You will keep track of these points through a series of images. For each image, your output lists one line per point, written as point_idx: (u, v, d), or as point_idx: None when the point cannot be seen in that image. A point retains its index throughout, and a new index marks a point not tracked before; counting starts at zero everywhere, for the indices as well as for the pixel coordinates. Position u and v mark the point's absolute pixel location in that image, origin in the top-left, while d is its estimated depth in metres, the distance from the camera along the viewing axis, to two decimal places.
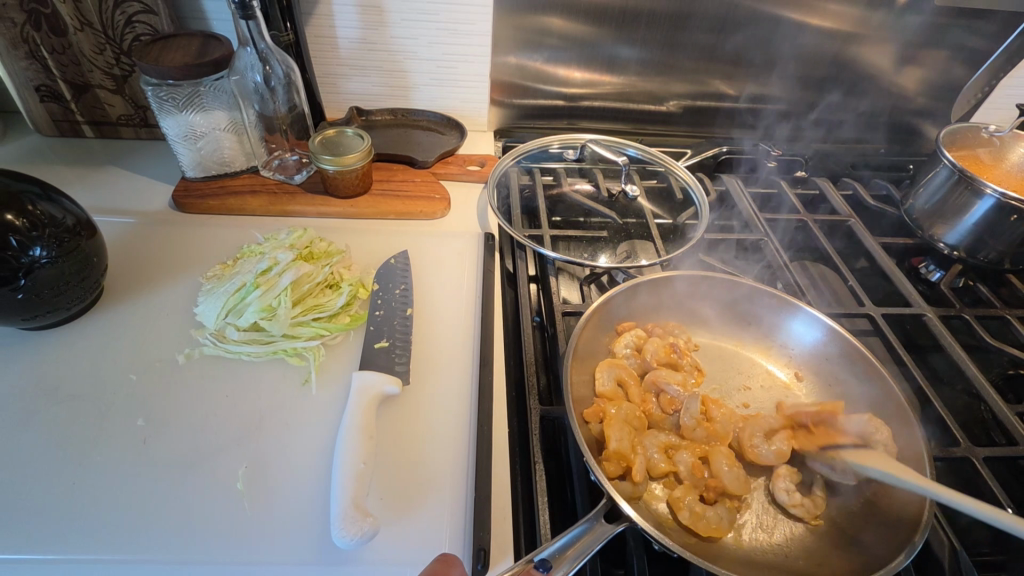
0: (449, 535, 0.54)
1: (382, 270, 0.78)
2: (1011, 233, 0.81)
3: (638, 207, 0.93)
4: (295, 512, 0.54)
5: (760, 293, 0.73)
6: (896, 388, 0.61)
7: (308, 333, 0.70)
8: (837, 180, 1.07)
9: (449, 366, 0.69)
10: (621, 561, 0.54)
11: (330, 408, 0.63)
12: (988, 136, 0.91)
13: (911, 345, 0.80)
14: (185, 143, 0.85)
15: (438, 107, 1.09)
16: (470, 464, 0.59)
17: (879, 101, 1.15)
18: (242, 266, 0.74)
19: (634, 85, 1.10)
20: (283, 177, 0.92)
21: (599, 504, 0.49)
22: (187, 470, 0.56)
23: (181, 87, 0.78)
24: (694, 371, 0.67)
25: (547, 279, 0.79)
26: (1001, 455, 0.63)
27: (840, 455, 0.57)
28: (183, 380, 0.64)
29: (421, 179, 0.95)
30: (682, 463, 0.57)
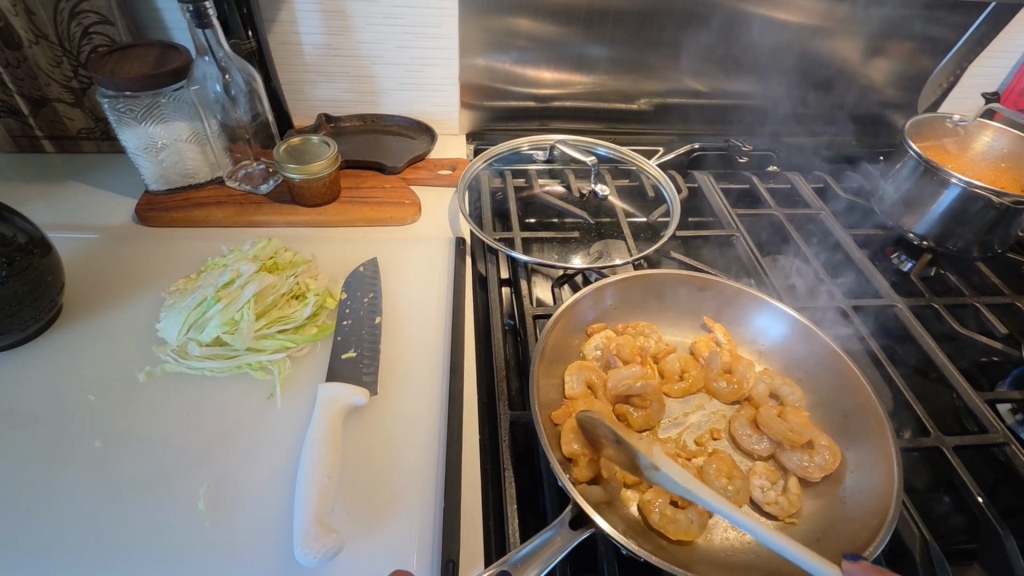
0: (418, 547, 0.53)
1: (350, 278, 0.77)
2: (978, 222, 0.82)
3: (609, 206, 0.92)
4: (258, 530, 0.53)
5: (728, 290, 0.73)
6: (864, 380, 0.60)
7: (273, 346, 0.68)
8: (808, 174, 1.07)
9: (418, 374, 0.68)
10: (591, 565, 0.53)
11: (296, 422, 0.62)
12: (953, 126, 0.90)
13: (884, 336, 0.80)
14: (145, 155, 0.84)
15: (407, 111, 1.08)
16: (440, 474, 0.58)
17: (848, 93, 1.16)
18: (204, 278, 0.72)
19: (604, 84, 1.10)
20: (249, 187, 0.90)
21: (565, 509, 0.48)
22: (146, 491, 0.55)
23: (139, 99, 0.77)
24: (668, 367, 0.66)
25: (518, 282, 0.78)
26: (971, 444, 0.63)
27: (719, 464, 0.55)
28: (144, 398, 0.63)
29: (391, 184, 0.94)
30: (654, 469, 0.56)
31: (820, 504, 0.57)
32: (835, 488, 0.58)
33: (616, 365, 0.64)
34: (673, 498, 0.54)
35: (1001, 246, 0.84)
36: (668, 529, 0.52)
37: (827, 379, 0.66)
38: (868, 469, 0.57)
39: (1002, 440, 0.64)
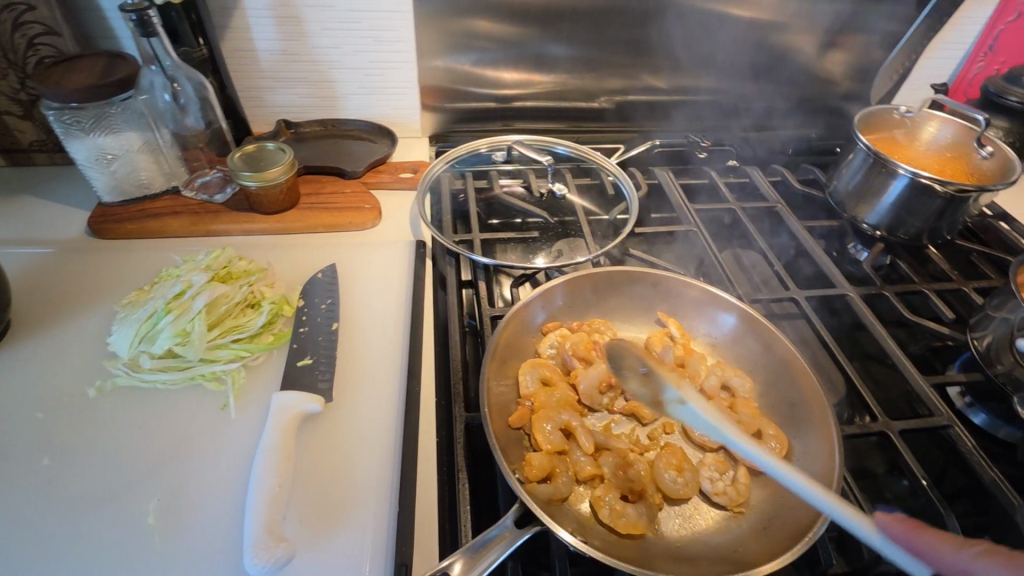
0: (371, 552, 0.53)
1: (308, 285, 0.77)
2: (926, 210, 0.83)
3: (569, 205, 0.93)
4: (208, 542, 0.52)
5: (681, 285, 0.74)
6: (810, 371, 0.62)
7: (228, 356, 0.68)
8: (767, 168, 1.09)
9: (374, 380, 0.68)
10: (544, 562, 0.54)
11: (250, 432, 0.61)
12: (901, 118, 0.92)
13: (838, 325, 0.82)
14: (97, 166, 0.82)
15: (368, 115, 1.07)
16: (395, 478, 0.58)
17: (805, 87, 1.18)
18: (156, 290, 0.72)
19: (565, 83, 1.10)
20: (205, 196, 0.89)
21: (512, 508, 0.48)
22: (94, 508, 0.54)
23: (86, 110, 0.76)
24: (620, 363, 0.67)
25: (478, 284, 0.78)
26: (916, 428, 0.64)
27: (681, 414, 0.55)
28: (95, 414, 0.62)
29: (351, 189, 0.93)
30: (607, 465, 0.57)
31: (767, 492, 0.58)
32: (782, 475, 0.59)
33: (570, 364, 0.65)
34: (624, 492, 0.55)
35: (948, 233, 0.86)
36: (618, 523, 0.52)
37: (775, 369, 0.67)
38: (812, 456, 0.58)
39: (946, 423, 0.65)
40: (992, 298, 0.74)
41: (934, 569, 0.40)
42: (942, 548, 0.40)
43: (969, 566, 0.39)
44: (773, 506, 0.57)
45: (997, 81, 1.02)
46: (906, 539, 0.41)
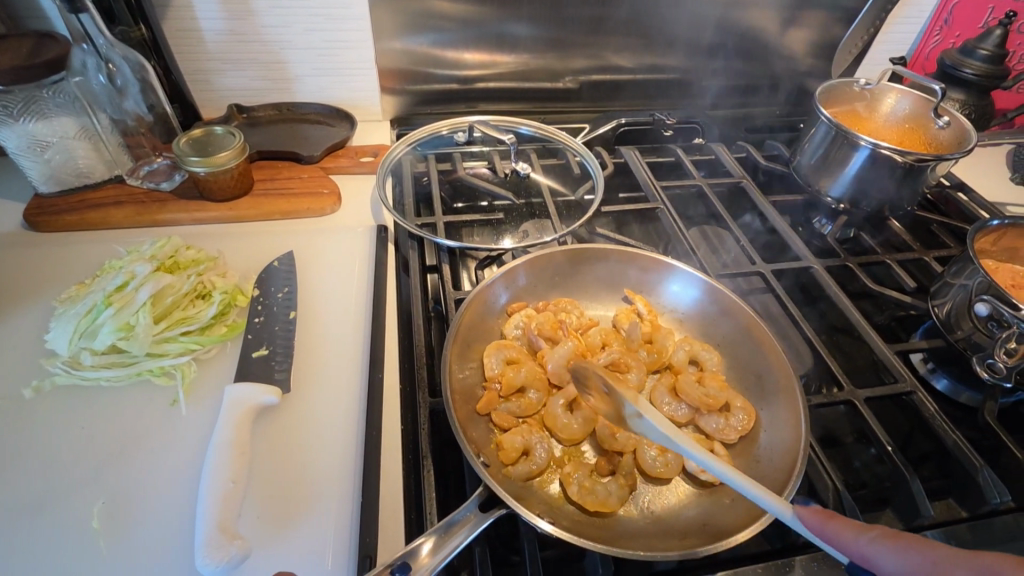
0: (333, 544, 0.51)
1: (263, 273, 0.74)
2: (888, 181, 0.84)
3: (534, 184, 0.91)
4: (159, 543, 0.50)
5: (647, 262, 0.73)
6: (777, 342, 0.62)
7: (176, 349, 0.65)
8: (732, 144, 1.08)
9: (333, 368, 0.65)
10: (515, 546, 0.53)
11: (202, 428, 0.58)
12: (859, 91, 0.92)
13: (804, 298, 0.82)
14: (29, 155, 0.77)
15: (325, 98, 1.03)
16: (357, 468, 0.56)
17: (767, 65, 1.18)
18: (97, 283, 0.68)
19: (528, 64, 1.08)
20: (152, 184, 0.84)
21: (477, 491, 0.47)
22: (32, 514, 0.51)
23: (13, 93, 0.70)
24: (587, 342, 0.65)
25: (442, 268, 0.76)
26: (880, 395, 0.65)
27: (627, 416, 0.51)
28: (30, 415, 0.58)
29: (308, 174, 0.90)
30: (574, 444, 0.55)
31: (737, 466, 0.58)
32: (750, 447, 0.59)
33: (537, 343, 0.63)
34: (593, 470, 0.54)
35: (910, 204, 0.87)
36: (587, 502, 0.51)
37: (740, 342, 0.67)
38: (779, 425, 0.58)
39: (909, 389, 0.66)
40: (950, 266, 0.74)
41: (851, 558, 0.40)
42: (849, 537, 0.40)
43: (870, 555, 0.38)
44: (742, 477, 0.56)
45: (952, 54, 1.03)
46: (821, 528, 0.41)
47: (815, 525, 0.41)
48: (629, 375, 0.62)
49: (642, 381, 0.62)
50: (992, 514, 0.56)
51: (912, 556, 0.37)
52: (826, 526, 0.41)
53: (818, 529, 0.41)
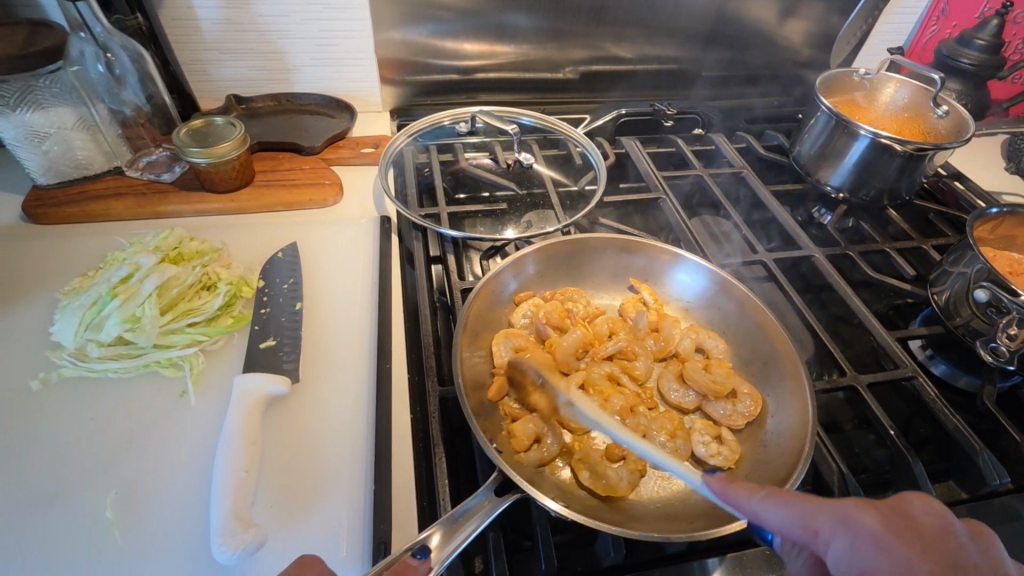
0: (347, 532, 0.51)
1: (268, 264, 0.74)
2: (887, 170, 0.85)
3: (536, 175, 0.91)
4: (173, 533, 0.50)
5: (652, 252, 0.74)
6: (782, 328, 0.63)
7: (183, 341, 0.64)
8: (731, 134, 1.09)
9: (342, 359, 0.65)
10: (527, 531, 0.54)
11: (212, 419, 0.58)
12: (860, 80, 0.94)
13: (805, 286, 0.83)
14: (27, 146, 0.76)
15: (324, 89, 1.03)
16: (368, 456, 0.57)
17: (765, 55, 1.18)
18: (101, 275, 0.67)
19: (527, 54, 1.08)
20: (152, 176, 0.84)
21: (491, 477, 0.48)
22: (43, 506, 0.51)
23: (9, 82, 0.70)
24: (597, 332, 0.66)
25: (447, 258, 0.76)
26: (882, 380, 0.66)
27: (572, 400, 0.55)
28: (38, 408, 0.58)
29: (309, 165, 0.89)
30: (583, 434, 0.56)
31: (745, 450, 0.58)
32: (758, 431, 0.60)
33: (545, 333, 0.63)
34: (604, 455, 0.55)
35: (907, 194, 0.88)
36: (598, 486, 0.52)
37: (746, 330, 0.68)
38: (786, 410, 0.59)
39: (910, 374, 0.67)
40: (949, 254, 0.76)
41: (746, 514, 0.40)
42: (741, 496, 0.40)
43: (760, 512, 0.39)
44: (749, 460, 0.57)
45: (949, 44, 1.04)
46: (723, 492, 0.41)
47: (717, 490, 0.41)
48: (638, 362, 0.63)
49: (650, 368, 0.63)
50: (993, 495, 0.57)
51: (792, 509, 0.37)
52: (725, 490, 0.41)
53: (720, 493, 0.41)
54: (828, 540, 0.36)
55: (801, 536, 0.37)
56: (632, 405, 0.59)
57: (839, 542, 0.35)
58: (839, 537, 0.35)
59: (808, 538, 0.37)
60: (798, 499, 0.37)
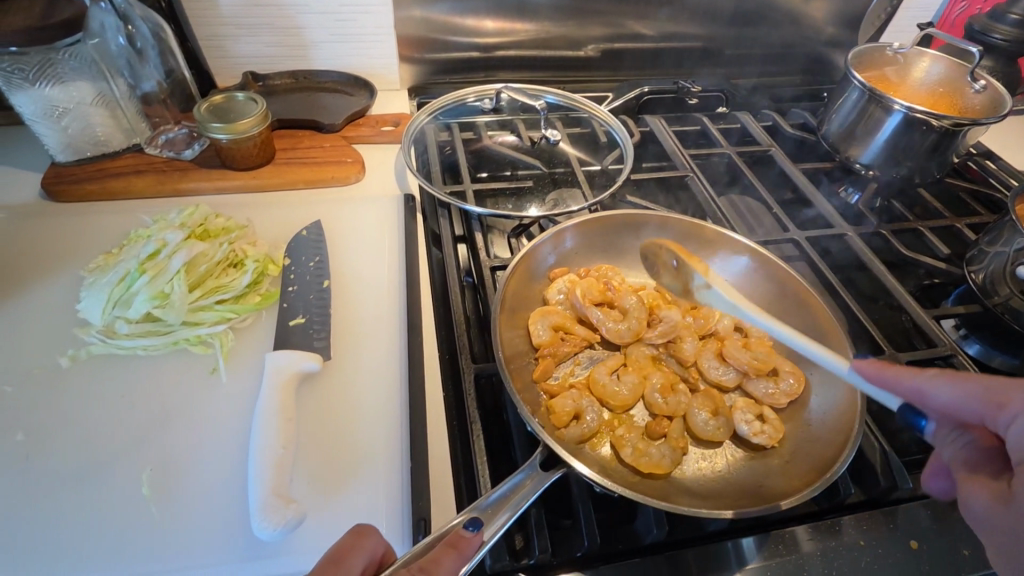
0: (386, 510, 0.50)
1: (293, 242, 0.72)
2: (920, 147, 0.83)
3: (562, 153, 0.89)
4: (211, 510, 0.49)
5: (687, 229, 0.73)
6: (826, 307, 0.62)
7: (212, 318, 0.63)
8: (757, 113, 1.07)
9: (373, 337, 0.64)
10: (566, 509, 0.53)
11: (245, 397, 0.58)
12: (892, 54, 0.92)
13: (836, 266, 0.81)
14: (47, 122, 0.75)
15: (341, 66, 1.00)
16: (404, 434, 0.56)
17: (791, 33, 1.15)
18: (126, 252, 0.66)
19: (548, 31, 1.05)
20: (172, 153, 0.82)
21: (535, 453, 0.47)
22: (79, 482, 0.50)
23: (28, 55, 0.68)
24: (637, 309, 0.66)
25: (474, 236, 0.75)
26: (921, 359, 0.65)
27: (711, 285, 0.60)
28: (69, 385, 0.57)
29: (330, 143, 0.88)
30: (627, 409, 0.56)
31: (787, 429, 0.58)
32: (800, 411, 0.59)
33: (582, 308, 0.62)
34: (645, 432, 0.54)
35: (939, 171, 0.86)
36: (641, 464, 0.51)
37: (786, 308, 0.67)
38: (831, 389, 0.58)
39: (949, 353, 0.66)
40: (985, 234, 0.74)
41: (905, 397, 0.43)
42: (904, 376, 0.42)
43: (926, 388, 0.41)
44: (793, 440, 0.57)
45: (981, 19, 1.01)
46: (878, 377, 0.44)
47: (870, 373, 0.44)
48: (684, 344, 0.62)
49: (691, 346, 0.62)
50: None
51: (966, 386, 0.39)
52: (879, 373, 0.44)
53: (873, 376, 0.44)
54: (1008, 416, 0.36)
55: (977, 413, 0.38)
56: (672, 383, 0.58)
57: (1021, 419, 0.36)
58: (1021, 412, 0.36)
59: (984, 417, 0.38)
60: (976, 378, 0.39)
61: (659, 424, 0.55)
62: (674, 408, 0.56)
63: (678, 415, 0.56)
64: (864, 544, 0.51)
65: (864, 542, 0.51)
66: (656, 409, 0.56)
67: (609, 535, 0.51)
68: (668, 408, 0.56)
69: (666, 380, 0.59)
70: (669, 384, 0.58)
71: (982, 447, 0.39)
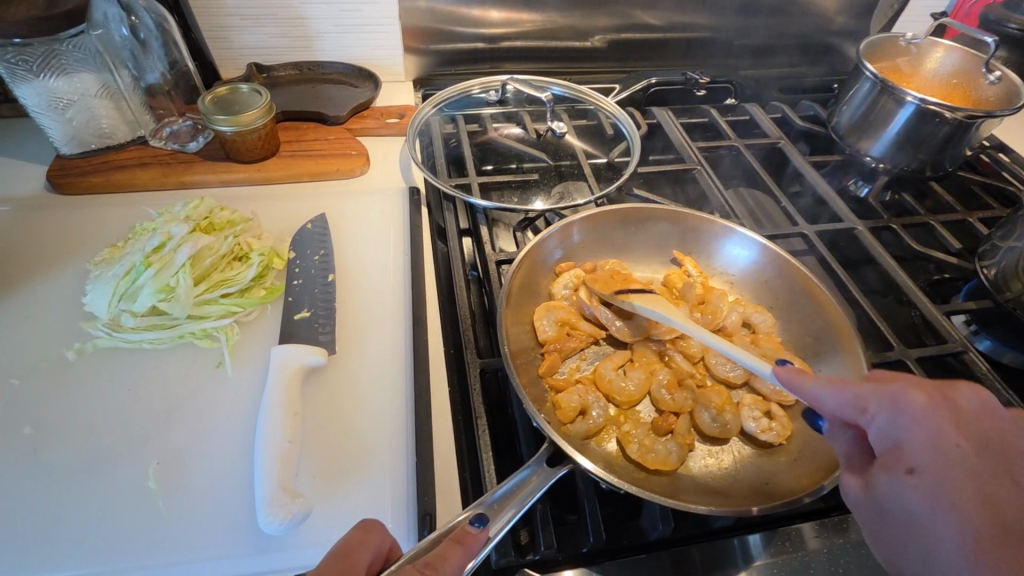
0: (392, 505, 0.50)
1: (298, 236, 0.72)
2: (932, 140, 0.81)
3: (568, 145, 0.88)
4: (219, 504, 0.49)
5: (695, 223, 0.73)
6: (836, 304, 0.61)
7: (217, 312, 0.64)
8: (766, 105, 1.05)
9: (379, 331, 0.64)
10: (572, 505, 0.53)
11: (250, 390, 0.58)
12: (906, 45, 0.90)
13: (845, 260, 0.81)
14: (51, 114, 0.74)
15: (346, 57, 1.00)
16: (410, 429, 0.56)
17: (801, 23, 1.14)
18: (132, 245, 0.66)
19: (555, 21, 1.04)
20: (176, 145, 0.82)
21: (541, 449, 0.46)
22: (86, 475, 0.50)
23: (32, 47, 0.68)
24: None
25: (479, 230, 0.74)
26: (931, 355, 0.64)
27: (627, 297, 0.60)
28: (76, 378, 0.57)
29: (334, 136, 0.87)
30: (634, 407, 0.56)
31: (796, 426, 0.57)
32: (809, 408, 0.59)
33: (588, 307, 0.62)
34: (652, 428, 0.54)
35: (952, 164, 0.85)
36: (647, 460, 0.51)
37: (796, 303, 0.67)
38: None
39: (960, 348, 0.65)
40: (998, 229, 0.74)
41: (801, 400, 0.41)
42: (801, 381, 0.40)
43: (818, 395, 0.39)
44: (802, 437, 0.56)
45: (997, 8, 0.99)
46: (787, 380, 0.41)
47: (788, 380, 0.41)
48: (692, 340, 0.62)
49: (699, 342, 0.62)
50: None
51: (848, 392, 0.37)
52: (797, 382, 0.40)
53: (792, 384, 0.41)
54: (873, 417, 0.37)
55: (849, 417, 0.38)
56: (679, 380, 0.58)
57: (882, 419, 0.36)
58: (883, 413, 0.36)
59: (855, 419, 0.38)
60: (858, 382, 0.38)
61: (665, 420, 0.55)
62: (681, 405, 0.56)
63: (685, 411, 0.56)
64: None
65: None
66: (662, 405, 0.56)
67: (616, 532, 0.51)
68: (675, 405, 0.56)
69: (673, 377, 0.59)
70: (675, 380, 0.58)
71: (861, 440, 0.40)
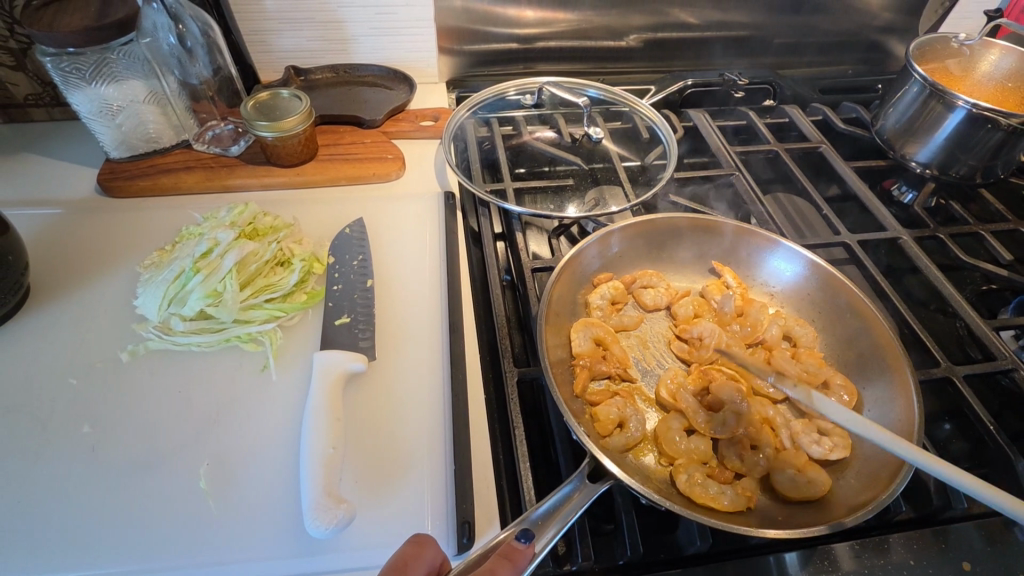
0: (431, 511, 0.51)
1: (336, 241, 0.73)
2: (983, 146, 0.78)
3: (604, 150, 0.87)
4: (266, 506, 0.51)
5: (735, 233, 0.72)
6: (884, 320, 0.60)
7: (262, 317, 0.65)
8: (806, 106, 1.03)
9: (418, 337, 0.65)
10: (609, 516, 0.53)
11: (293, 393, 0.59)
12: (958, 46, 0.87)
13: (887, 268, 0.79)
14: (101, 120, 0.77)
15: (381, 60, 1.01)
16: (448, 436, 0.56)
17: (844, 21, 1.10)
18: (180, 250, 0.69)
19: (590, 21, 1.02)
20: (219, 149, 0.84)
21: (582, 464, 0.47)
22: (140, 476, 0.52)
23: (85, 55, 0.70)
24: (687, 318, 0.66)
25: (514, 236, 0.74)
26: (980, 372, 0.62)
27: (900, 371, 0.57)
28: (130, 378, 0.59)
29: (371, 139, 0.88)
30: (675, 428, 0.55)
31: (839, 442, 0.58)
32: None
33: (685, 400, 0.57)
34: (708, 471, 0.52)
35: (1004, 171, 0.82)
36: (695, 493, 0.50)
37: (842, 318, 0.66)
38: (886, 408, 0.57)
39: (1010, 367, 0.62)
40: None
41: None
42: None
43: None
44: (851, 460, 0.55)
45: None
46: None
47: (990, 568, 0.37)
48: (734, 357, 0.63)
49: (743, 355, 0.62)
50: None
51: None
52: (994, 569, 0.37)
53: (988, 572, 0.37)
54: None
55: None
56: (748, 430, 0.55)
57: None
58: None
59: None
60: None
61: (725, 472, 0.53)
62: (750, 467, 0.53)
63: (756, 475, 0.53)
64: (915, 563, 0.49)
65: (914, 562, 0.50)
66: (728, 463, 0.54)
67: (652, 544, 0.51)
68: (743, 466, 0.53)
69: (748, 438, 0.55)
70: (750, 441, 0.55)
71: None
